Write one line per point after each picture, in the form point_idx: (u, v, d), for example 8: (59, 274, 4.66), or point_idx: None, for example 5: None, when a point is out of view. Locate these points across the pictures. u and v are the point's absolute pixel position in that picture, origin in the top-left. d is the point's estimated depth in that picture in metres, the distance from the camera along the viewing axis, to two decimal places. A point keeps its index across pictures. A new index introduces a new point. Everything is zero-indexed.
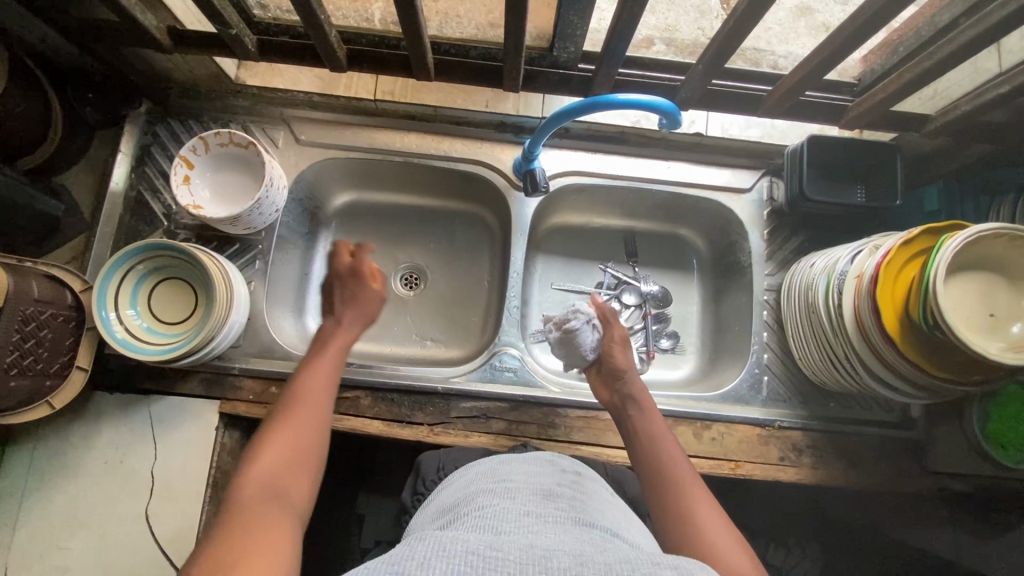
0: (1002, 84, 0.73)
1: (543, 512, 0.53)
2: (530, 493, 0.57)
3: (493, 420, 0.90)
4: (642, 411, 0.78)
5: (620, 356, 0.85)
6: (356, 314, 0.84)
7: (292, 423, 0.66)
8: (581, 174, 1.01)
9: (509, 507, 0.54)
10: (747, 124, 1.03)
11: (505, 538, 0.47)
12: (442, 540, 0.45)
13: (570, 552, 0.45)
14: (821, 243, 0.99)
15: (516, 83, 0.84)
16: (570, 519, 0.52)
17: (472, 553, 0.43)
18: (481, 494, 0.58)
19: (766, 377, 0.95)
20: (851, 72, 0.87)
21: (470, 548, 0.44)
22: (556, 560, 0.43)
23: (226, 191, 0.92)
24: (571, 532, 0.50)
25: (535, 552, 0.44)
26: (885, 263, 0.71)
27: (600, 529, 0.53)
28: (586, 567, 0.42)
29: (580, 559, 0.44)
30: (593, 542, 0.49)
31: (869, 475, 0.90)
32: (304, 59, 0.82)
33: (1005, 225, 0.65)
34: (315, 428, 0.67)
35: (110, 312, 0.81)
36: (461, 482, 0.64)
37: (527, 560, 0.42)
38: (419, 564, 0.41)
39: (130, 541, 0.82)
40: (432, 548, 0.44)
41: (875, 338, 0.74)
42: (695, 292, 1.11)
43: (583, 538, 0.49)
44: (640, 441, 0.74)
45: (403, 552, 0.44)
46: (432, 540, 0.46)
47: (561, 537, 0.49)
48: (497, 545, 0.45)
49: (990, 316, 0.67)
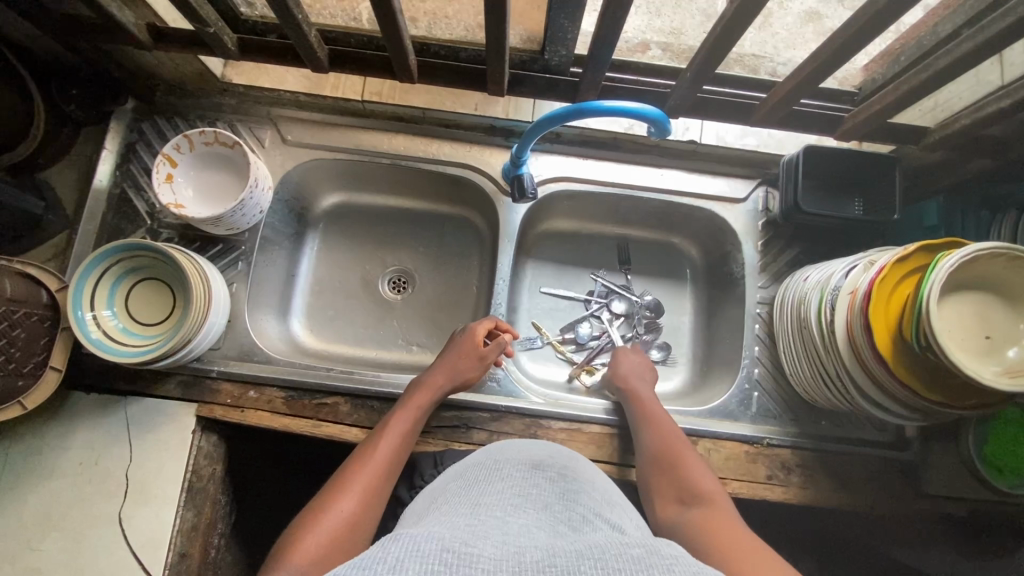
0: (1003, 97, 0.71)
1: (518, 492, 0.52)
2: (512, 475, 0.56)
3: (475, 430, 0.88)
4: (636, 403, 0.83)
5: (631, 364, 0.92)
6: (447, 377, 0.83)
7: (341, 500, 0.63)
8: (571, 181, 0.99)
9: (486, 489, 0.52)
10: (743, 133, 0.99)
11: (481, 527, 0.44)
12: (416, 539, 0.41)
13: (542, 544, 0.42)
14: (816, 256, 0.96)
15: (501, 87, 0.82)
16: (545, 496, 0.51)
17: (447, 551, 0.39)
18: (468, 475, 0.58)
19: (756, 393, 0.92)
20: (852, 80, 0.84)
21: (445, 545, 0.40)
22: (530, 554, 0.40)
23: (207, 190, 0.91)
24: (548, 516, 0.48)
25: (510, 547, 0.41)
26: (878, 279, 0.68)
27: (583, 508, 0.51)
28: (559, 557, 0.40)
29: (554, 549, 0.41)
30: (569, 522, 0.47)
31: (861, 497, 0.86)
32: (287, 59, 0.81)
33: (1004, 245, 0.62)
34: (359, 513, 0.63)
35: (87, 312, 0.79)
36: (451, 468, 0.62)
37: (502, 555, 0.40)
38: (391, 567, 0.36)
39: (101, 545, 0.80)
40: (407, 548, 0.39)
41: (866, 355, 0.71)
42: (687, 303, 1.08)
43: (559, 518, 0.48)
44: (636, 427, 0.81)
45: (373, 552, 0.39)
46: (407, 540, 0.41)
47: (536, 518, 0.47)
48: (472, 538, 0.41)
49: (986, 338, 0.65)
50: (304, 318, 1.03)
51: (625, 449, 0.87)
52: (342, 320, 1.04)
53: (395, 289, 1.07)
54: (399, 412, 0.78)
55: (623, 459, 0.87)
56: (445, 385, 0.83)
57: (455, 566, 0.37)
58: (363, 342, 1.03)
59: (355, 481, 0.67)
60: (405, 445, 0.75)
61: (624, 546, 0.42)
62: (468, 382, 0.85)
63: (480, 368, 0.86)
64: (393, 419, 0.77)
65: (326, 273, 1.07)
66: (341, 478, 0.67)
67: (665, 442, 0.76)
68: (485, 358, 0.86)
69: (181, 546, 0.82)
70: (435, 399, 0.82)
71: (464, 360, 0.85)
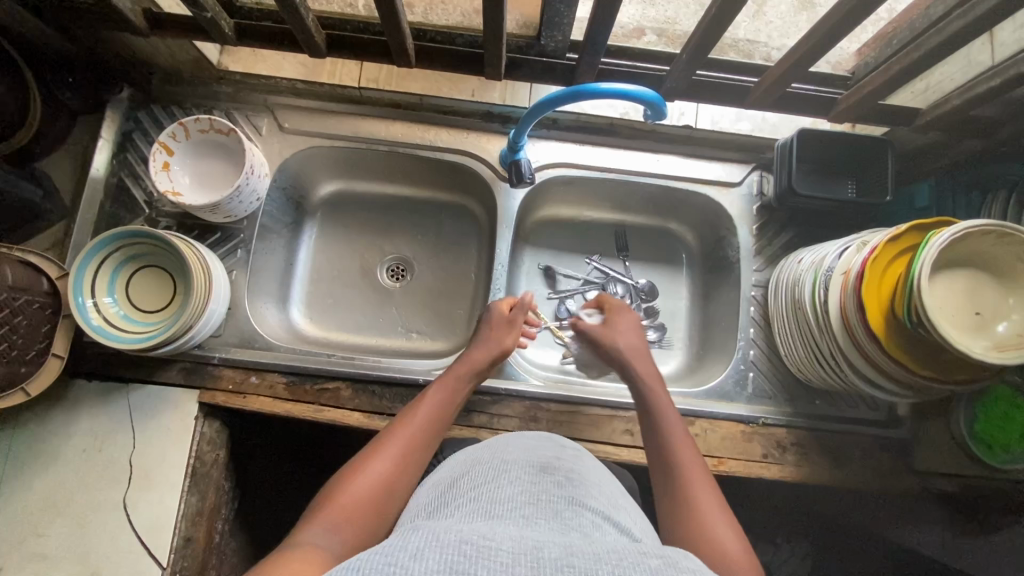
0: (993, 77, 0.72)
1: (529, 495, 0.48)
2: (523, 467, 0.53)
3: (475, 413, 0.89)
4: (655, 424, 0.70)
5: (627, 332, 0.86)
6: (485, 353, 0.81)
7: (378, 462, 0.61)
8: (569, 167, 0.99)
9: (496, 491, 0.49)
10: (738, 116, 1.02)
11: (495, 526, 0.43)
12: (436, 531, 0.41)
13: (560, 543, 0.41)
14: (810, 239, 0.97)
15: (498, 71, 0.83)
16: (556, 500, 0.48)
17: (466, 543, 0.39)
18: (474, 474, 0.53)
19: (752, 374, 0.94)
20: (845, 64, 0.85)
21: (464, 537, 0.40)
22: (547, 550, 0.39)
23: (206, 178, 0.91)
24: (560, 518, 0.46)
25: (527, 541, 0.41)
26: (870, 261, 0.70)
27: (592, 513, 0.48)
28: (577, 557, 0.39)
29: (571, 549, 0.40)
30: (580, 529, 0.45)
31: (854, 473, 0.88)
32: (282, 44, 0.82)
33: (994, 222, 0.63)
34: (397, 475, 0.61)
35: (87, 299, 0.80)
36: (459, 459, 0.59)
37: (520, 548, 0.39)
38: (412, 555, 0.37)
39: (107, 530, 0.81)
40: (427, 538, 0.40)
41: (859, 335, 0.72)
42: (684, 288, 1.09)
43: (570, 523, 0.45)
44: (651, 459, 0.66)
45: (394, 541, 0.40)
46: (427, 531, 0.42)
47: (548, 525, 0.44)
48: (489, 532, 0.41)
49: (976, 315, 0.66)
50: (303, 306, 1.04)
51: (625, 430, 0.89)
52: (342, 307, 1.05)
53: (393, 277, 1.07)
54: (434, 388, 0.74)
55: (623, 440, 0.88)
56: (484, 360, 0.81)
57: (473, 558, 0.37)
58: (364, 330, 1.04)
59: (391, 443, 0.64)
60: (446, 416, 0.71)
61: (642, 556, 0.41)
62: (504, 352, 0.84)
63: (513, 335, 0.85)
64: (431, 391, 0.73)
65: (325, 261, 1.07)
66: (376, 440, 0.64)
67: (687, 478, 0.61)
68: (514, 325, 0.86)
69: (186, 530, 0.83)
70: (473, 373, 0.79)
71: (500, 333, 0.84)
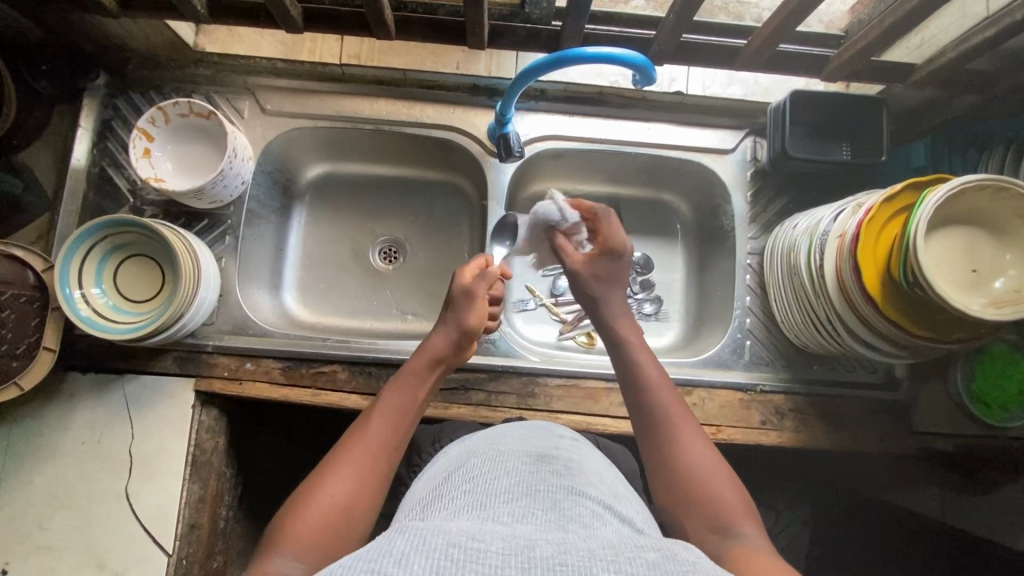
0: (988, 27, 0.70)
1: (525, 486, 0.47)
2: (522, 457, 0.52)
3: (473, 391, 0.89)
4: (630, 379, 0.66)
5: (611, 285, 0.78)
6: (445, 340, 0.73)
7: (336, 478, 0.55)
8: (558, 139, 0.97)
9: (492, 483, 0.48)
10: (729, 81, 1.00)
11: (488, 523, 0.42)
12: (423, 533, 0.40)
13: (553, 538, 0.40)
14: (804, 204, 0.96)
15: (481, 41, 0.80)
16: (553, 490, 0.47)
17: (454, 545, 0.38)
18: (470, 466, 0.52)
19: (749, 342, 0.94)
20: (839, 24, 0.83)
21: (452, 539, 0.39)
22: (539, 549, 0.38)
23: (189, 162, 0.89)
24: (558, 508, 0.45)
25: (519, 539, 0.40)
26: (866, 221, 0.69)
27: (592, 501, 0.47)
28: (569, 554, 0.38)
29: (564, 545, 0.39)
30: (578, 520, 0.44)
31: (852, 436, 0.89)
32: (258, 20, 0.80)
33: (989, 176, 0.62)
34: (359, 490, 0.55)
35: (75, 290, 0.79)
36: (458, 450, 0.58)
37: (511, 549, 0.38)
38: (396, 561, 0.37)
39: (110, 520, 0.81)
40: (413, 541, 0.39)
41: (855, 296, 0.72)
42: (680, 259, 1.08)
43: (566, 514, 0.44)
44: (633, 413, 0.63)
45: (380, 545, 0.40)
46: (413, 532, 0.41)
47: (545, 516, 0.44)
48: (480, 531, 0.40)
49: (973, 273, 0.65)
50: (296, 291, 1.03)
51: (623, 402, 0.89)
52: (334, 291, 1.04)
53: (386, 259, 1.06)
54: (395, 386, 0.66)
55: (622, 412, 0.88)
56: (447, 347, 0.73)
57: (461, 562, 0.36)
58: (358, 313, 1.03)
59: (351, 454, 0.57)
60: (409, 415, 0.64)
61: (639, 551, 0.40)
62: (468, 331, 0.75)
63: (475, 311, 0.76)
64: (390, 390, 0.65)
65: (316, 245, 1.06)
66: (334, 452, 0.58)
67: (668, 424, 0.59)
68: (474, 297, 0.76)
69: (190, 517, 0.84)
70: (436, 360, 0.71)
71: (460, 309, 0.76)
